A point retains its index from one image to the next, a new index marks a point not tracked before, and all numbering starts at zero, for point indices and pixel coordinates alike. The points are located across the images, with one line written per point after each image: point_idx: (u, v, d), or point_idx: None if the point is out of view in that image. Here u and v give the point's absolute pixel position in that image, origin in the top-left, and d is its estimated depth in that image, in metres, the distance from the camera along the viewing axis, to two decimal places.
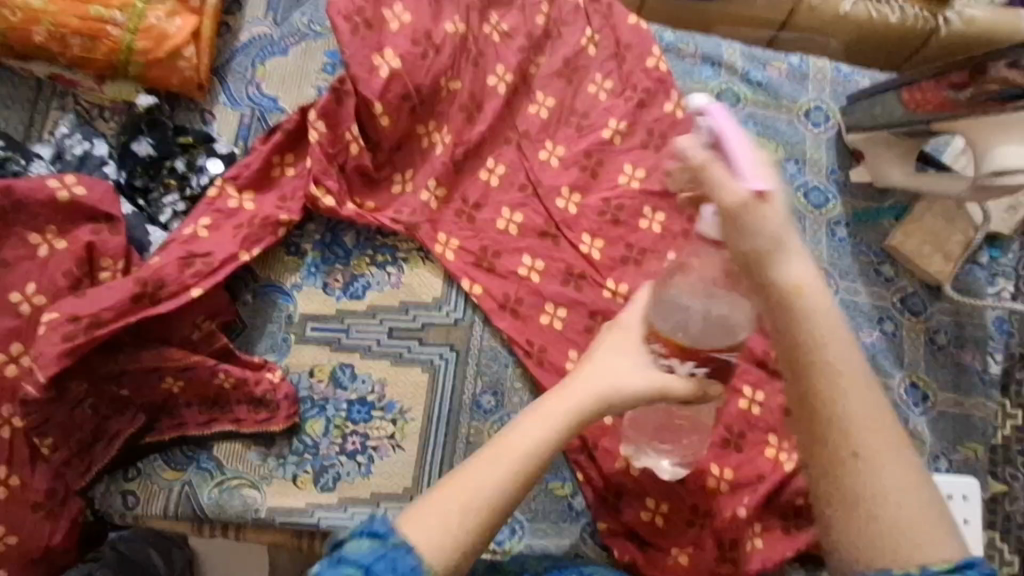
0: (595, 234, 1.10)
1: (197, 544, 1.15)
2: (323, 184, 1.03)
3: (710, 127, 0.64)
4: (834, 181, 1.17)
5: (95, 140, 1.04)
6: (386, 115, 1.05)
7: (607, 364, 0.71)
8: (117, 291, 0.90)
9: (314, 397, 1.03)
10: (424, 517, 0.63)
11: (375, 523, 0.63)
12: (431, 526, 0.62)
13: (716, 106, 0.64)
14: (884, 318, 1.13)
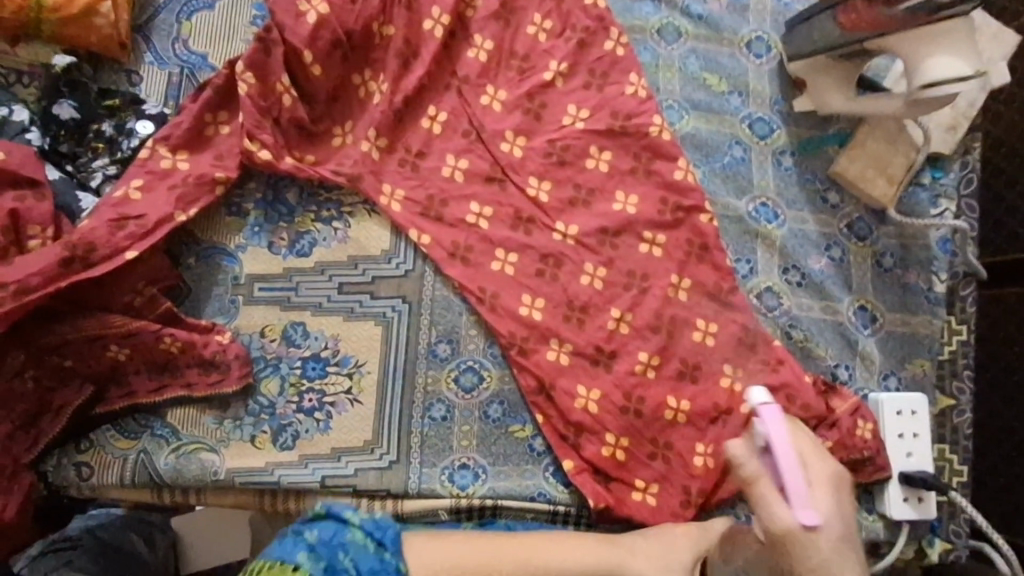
0: (542, 177, 1.10)
1: (179, 526, 1.28)
2: (257, 138, 1.00)
3: (762, 428, 0.81)
4: (777, 111, 1.17)
5: (15, 105, 0.99)
6: (316, 64, 1.02)
7: (662, 549, 0.91)
8: (47, 257, 0.87)
9: (267, 356, 1.02)
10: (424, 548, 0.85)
11: (385, 535, 0.84)
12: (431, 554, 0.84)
13: (768, 413, 0.81)
14: (832, 244, 1.15)
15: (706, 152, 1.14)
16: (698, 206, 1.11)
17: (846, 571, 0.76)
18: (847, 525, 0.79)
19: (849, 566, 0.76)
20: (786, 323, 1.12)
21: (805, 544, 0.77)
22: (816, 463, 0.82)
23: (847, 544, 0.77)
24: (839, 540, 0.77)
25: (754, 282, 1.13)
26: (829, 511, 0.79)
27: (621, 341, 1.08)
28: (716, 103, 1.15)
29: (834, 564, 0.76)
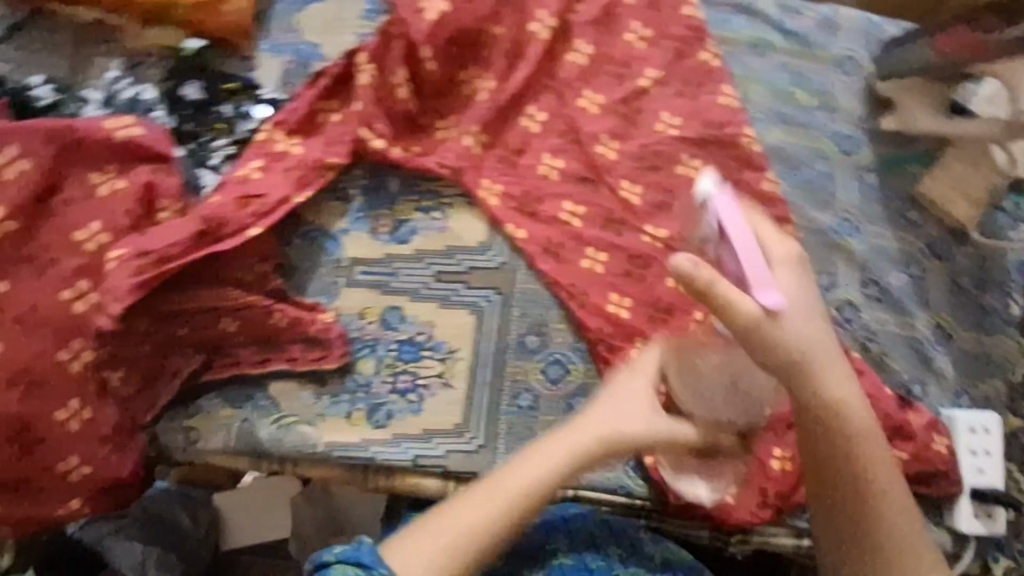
0: (634, 180, 1.13)
1: (220, 501, 1.30)
2: (373, 127, 1.05)
3: (715, 218, 0.73)
4: (862, 129, 1.20)
5: (144, 84, 1.03)
6: (434, 60, 1.08)
7: (619, 410, 0.89)
8: (183, 229, 0.92)
9: (365, 337, 1.06)
10: (406, 548, 0.76)
11: (361, 552, 0.74)
12: (416, 555, 0.76)
13: (719, 198, 0.72)
14: (911, 261, 1.18)
15: (793, 165, 1.16)
16: (785, 216, 1.13)
17: (819, 349, 0.73)
18: (804, 280, 0.74)
19: (808, 323, 0.72)
20: (863, 336, 1.15)
21: (771, 314, 0.70)
22: (770, 238, 0.75)
23: (803, 299, 0.73)
24: (797, 307, 0.72)
25: (834, 294, 1.15)
26: (783, 279, 0.73)
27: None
28: (804, 116, 1.18)
29: (806, 343, 0.72)
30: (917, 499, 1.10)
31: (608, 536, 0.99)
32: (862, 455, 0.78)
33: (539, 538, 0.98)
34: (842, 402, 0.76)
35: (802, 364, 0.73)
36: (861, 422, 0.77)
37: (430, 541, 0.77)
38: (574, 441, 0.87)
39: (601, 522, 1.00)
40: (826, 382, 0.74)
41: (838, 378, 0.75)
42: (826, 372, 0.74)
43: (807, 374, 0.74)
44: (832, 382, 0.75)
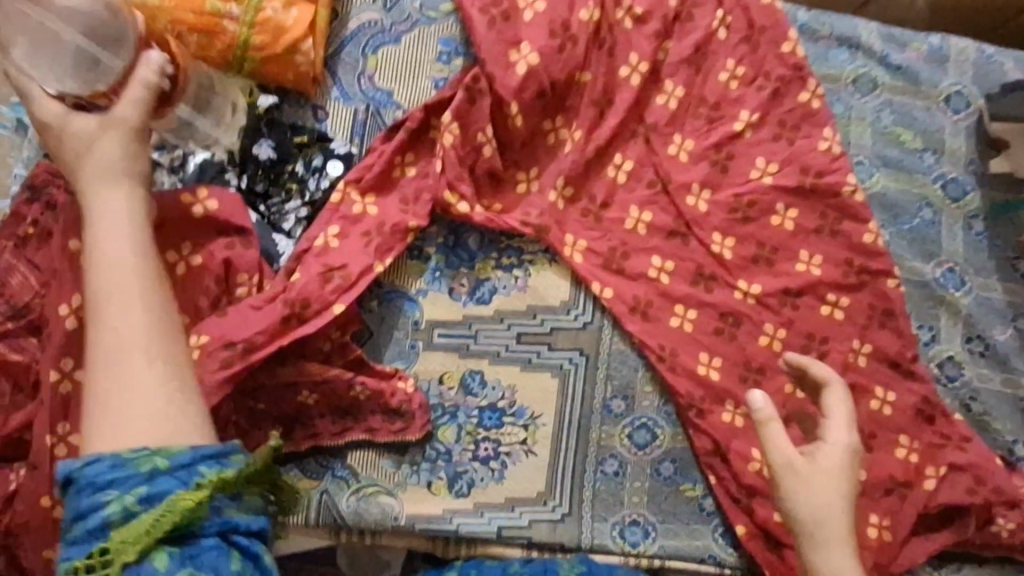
0: (725, 233, 1.06)
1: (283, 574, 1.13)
2: (457, 189, 0.99)
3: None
4: (971, 172, 1.12)
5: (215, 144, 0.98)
6: (520, 115, 1.01)
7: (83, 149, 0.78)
8: (266, 315, 0.88)
9: (445, 403, 1.02)
10: (106, 438, 0.69)
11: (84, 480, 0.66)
12: (113, 436, 0.68)
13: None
14: (1018, 315, 1.10)
15: (897, 213, 1.10)
16: (886, 270, 1.07)
17: (835, 522, 0.85)
18: (843, 472, 0.86)
19: (825, 501, 0.85)
20: (965, 396, 1.08)
21: (803, 475, 0.85)
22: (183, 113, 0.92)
23: (833, 489, 0.85)
24: (823, 487, 0.85)
25: (935, 350, 1.09)
26: (826, 462, 0.86)
27: (798, 407, 1.04)
28: (908, 160, 1.11)
29: (825, 505, 0.85)
30: (1019, 567, 1.05)
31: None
32: None
33: None
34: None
35: (817, 525, 0.85)
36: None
37: (115, 412, 0.69)
38: (116, 210, 0.77)
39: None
40: (830, 548, 0.84)
41: (838, 551, 0.84)
42: (836, 545, 0.84)
43: (807, 526, 0.85)
44: (824, 555, 0.84)
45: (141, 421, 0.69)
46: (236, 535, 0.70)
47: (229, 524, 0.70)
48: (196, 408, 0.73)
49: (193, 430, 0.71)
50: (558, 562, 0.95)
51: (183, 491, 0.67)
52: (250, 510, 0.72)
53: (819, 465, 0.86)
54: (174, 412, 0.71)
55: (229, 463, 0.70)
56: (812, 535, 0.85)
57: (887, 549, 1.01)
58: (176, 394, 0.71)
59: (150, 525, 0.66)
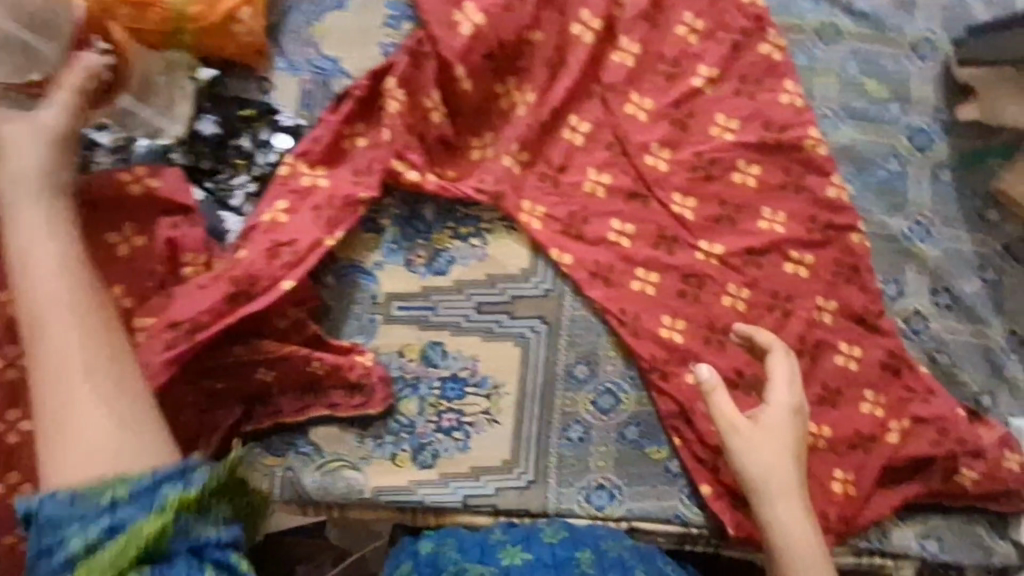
0: (687, 192, 1.04)
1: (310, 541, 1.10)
2: (406, 158, 0.97)
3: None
4: (939, 120, 1.10)
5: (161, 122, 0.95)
6: (468, 79, 1.00)
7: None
8: (209, 293, 0.85)
9: (406, 376, 1.01)
10: (59, 475, 0.60)
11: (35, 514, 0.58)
12: (67, 472, 0.60)
13: None
14: (985, 266, 1.09)
15: (865, 165, 1.08)
16: (850, 225, 1.05)
17: (780, 473, 0.88)
18: (787, 430, 0.90)
19: (770, 457, 0.88)
20: (932, 348, 1.07)
21: (747, 434, 0.90)
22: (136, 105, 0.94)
23: (776, 446, 0.89)
24: (767, 444, 0.89)
25: (903, 304, 1.08)
26: (769, 420, 0.91)
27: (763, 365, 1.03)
28: (875, 110, 1.09)
29: (770, 457, 0.88)
30: (983, 513, 1.06)
31: (639, 561, 0.88)
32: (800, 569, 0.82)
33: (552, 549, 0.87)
34: (782, 527, 0.86)
35: (766, 477, 0.88)
36: (803, 556, 0.83)
37: (68, 443, 0.61)
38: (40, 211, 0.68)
39: (633, 548, 0.91)
40: (778, 501, 0.87)
41: (786, 502, 0.87)
42: (786, 496, 0.87)
43: (755, 481, 0.88)
44: (774, 509, 0.87)
45: (97, 450, 0.61)
46: (207, 551, 0.63)
47: (199, 543, 0.62)
48: (157, 429, 0.64)
49: (160, 446, 0.63)
50: (540, 529, 0.92)
51: (145, 519, 0.59)
52: (221, 522, 0.64)
53: (761, 425, 0.90)
54: (138, 420, 0.63)
55: (195, 478, 0.63)
56: (761, 490, 0.88)
57: (855, 504, 1.00)
58: (137, 410, 0.63)
59: (114, 560, 0.58)
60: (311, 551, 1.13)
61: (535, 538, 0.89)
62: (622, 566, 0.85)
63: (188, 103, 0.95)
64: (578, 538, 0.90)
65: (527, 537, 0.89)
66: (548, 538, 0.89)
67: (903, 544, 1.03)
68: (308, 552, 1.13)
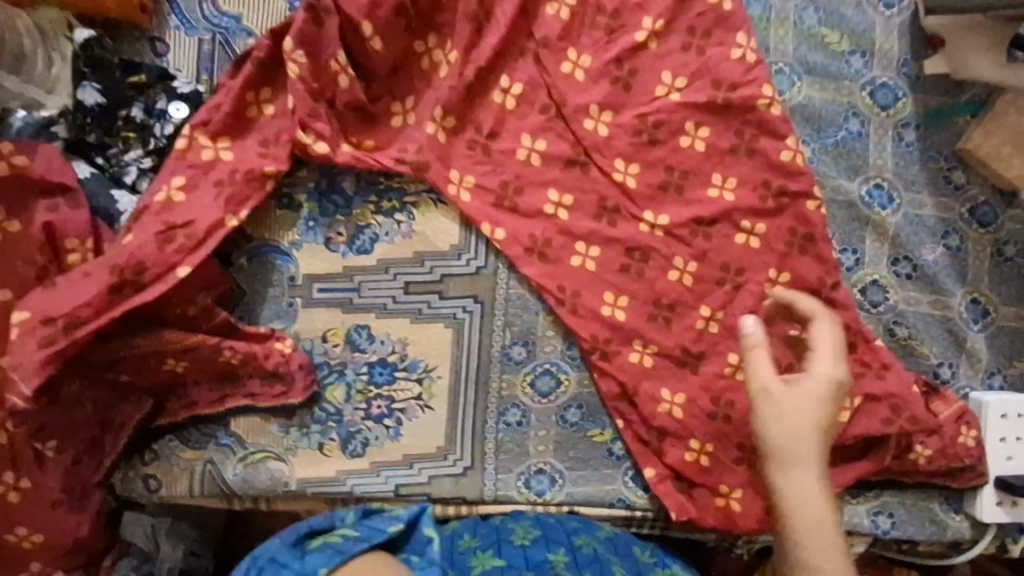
0: (629, 158, 0.97)
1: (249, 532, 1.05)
2: (312, 128, 0.89)
3: None
4: (903, 75, 1.03)
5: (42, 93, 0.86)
6: (377, 37, 0.91)
7: None
8: (92, 283, 0.80)
9: (331, 362, 0.95)
10: None
11: None
12: None
13: None
14: (949, 232, 1.03)
15: (822, 125, 1.01)
16: (807, 191, 0.98)
17: (808, 446, 0.80)
18: (823, 400, 0.82)
19: (801, 430, 0.80)
20: (890, 320, 1.02)
21: (782, 403, 0.81)
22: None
23: (809, 418, 0.81)
24: (801, 414, 0.81)
25: (859, 274, 1.02)
26: (807, 388, 0.82)
27: (711, 343, 0.98)
28: (834, 65, 1.02)
29: (800, 425, 0.80)
30: (936, 487, 1.03)
31: (613, 554, 0.87)
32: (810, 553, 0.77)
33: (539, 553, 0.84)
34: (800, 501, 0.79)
35: (791, 448, 0.80)
36: (818, 536, 0.77)
37: None
38: None
39: (606, 541, 0.90)
40: (802, 475, 0.80)
41: (806, 478, 0.80)
42: (809, 470, 0.80)
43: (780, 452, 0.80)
44: (793, 483, 0.80)
45: None
46: None
47: None
48: None
49: None
50: (511, 530, 0.89)
51: None
52: None
53: (797, 390, 0.82)
54: None
55: None
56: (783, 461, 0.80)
57: None
58: None
59: None
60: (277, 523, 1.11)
61: (505, 541, 0.86)
62: (597, 562, 0.84)
63: (67, 68, 0.87)
64: (552, 535, 0.88)
65: (498, 540, 0.86)
66: (518, 540, 0.86)
67: (853, 521, 1.00)
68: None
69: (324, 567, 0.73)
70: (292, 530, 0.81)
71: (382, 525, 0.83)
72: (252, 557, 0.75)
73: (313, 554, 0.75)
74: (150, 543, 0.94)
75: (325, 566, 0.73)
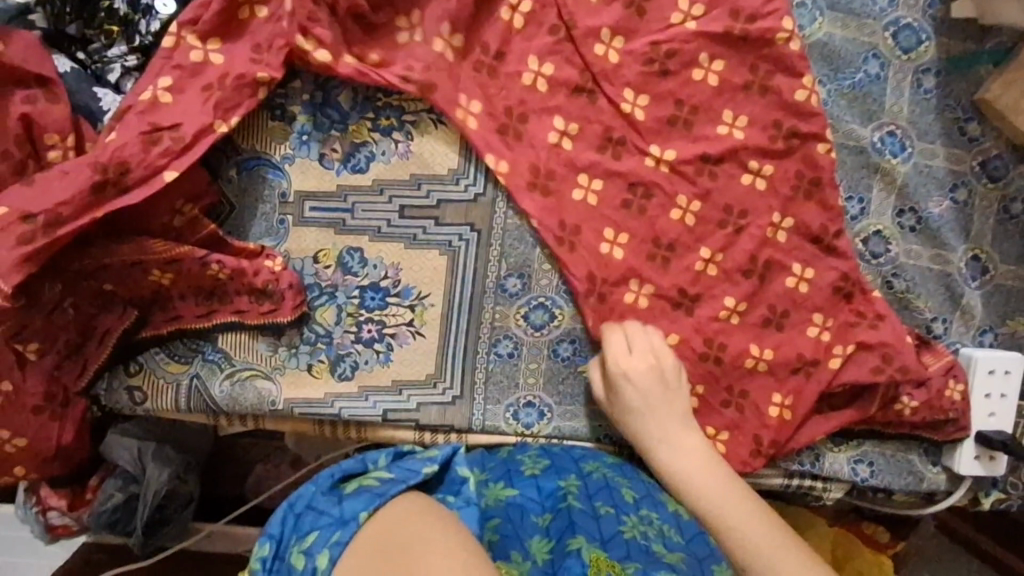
0: (639, 89, 0.94)
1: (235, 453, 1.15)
2: (311, 33, 0.86)
3: None
4: (929, 17, 0.99)
5: None
6: None
7: None
8: (74, 181, 0.77)
9: (322, 283, 0.93)
10: None
11: None
12: None
13: None
14: (958, 185, 1.01)
15: (839, 66, 0.98)
16: (816, 134, 0.95)
17: (658, 421, 0.89)
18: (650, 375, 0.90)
19: (641, 415, 0.89)
20: (888, 272, 1.01)
21: (617, 400, 0.90)
22: None
23: (643, 394, 0.89)
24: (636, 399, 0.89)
25: (863, 224, 1.00)
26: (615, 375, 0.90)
27: (710, 284, 0.96)
28: (859, 2, 0.98)
29: (646, 410, 0.89)
30: (918, 439, 1.04)
31: (622, 478, 0.87)
32: (702, 503, 0.85)
33: (551, 483, 0.84)
34: (697, 487, 0.86)
35: (645, 437, 0.89)
36: (722, 506, 0.84)
37: None
38: None
39: (616, 466, 0.90)
40: (666, 446, 0.88)
41: (671, 446, 0.88)
42: (669, 438, 0.89)
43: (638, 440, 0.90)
44: (664, 458, 0.88)
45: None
46: None
47: None
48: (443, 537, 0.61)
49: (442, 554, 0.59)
50: (520, 461, 0.88)
51: None
52: None
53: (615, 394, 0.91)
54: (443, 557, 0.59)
55: None
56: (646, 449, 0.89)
57: (788, 430, 0.96)
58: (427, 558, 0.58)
59: None
60: (268, 451, 1.22)
61: (515, 472, 0.86)
62: (607, 487, 0.84)
63: None
64: (559, 464, 0.88)
65: (507, 472, 0.86)
66: (527, 470, 0.86)
67: (833, 468, 1.01)
68: (264, 451, 1.22)
69: (364, 511, 0.65)
70: (326, 475, 0.74)
71: (416, 466, 0.77)
72: (289, 502, 0.70)
73: (352, 499, 0.68)
74: (137, 465, 1.01)
75: (366, 509, 0.66)
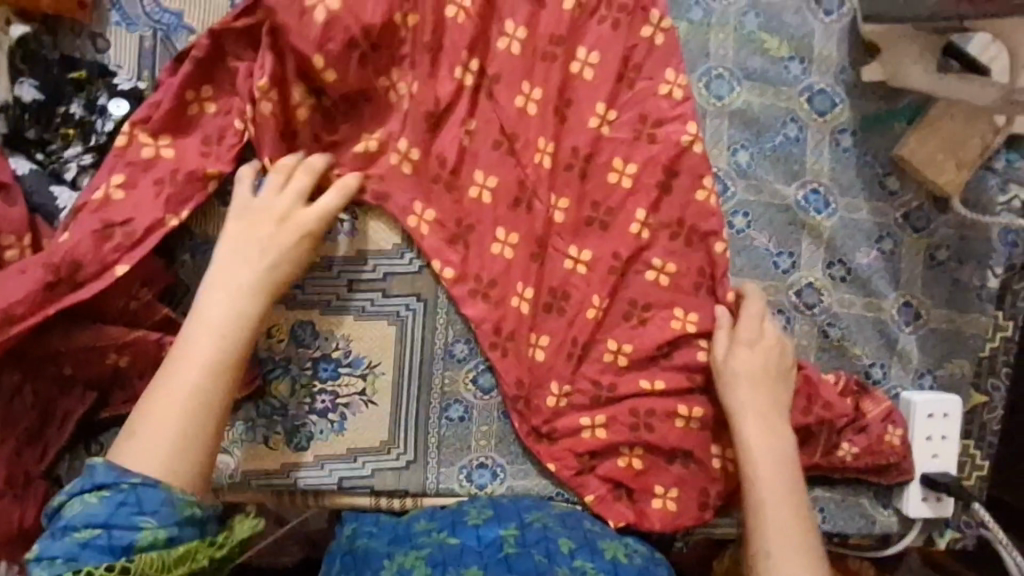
0: (562, 193, 0.99)
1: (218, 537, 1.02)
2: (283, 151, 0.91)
3: None
4: (841, 82, 1.05)
5: None
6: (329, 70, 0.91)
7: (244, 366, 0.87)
8: (29, 279, 0.82)
9: (275, 357, 0.96)
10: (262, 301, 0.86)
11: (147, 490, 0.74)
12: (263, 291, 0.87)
13: None
14: (883, 235, 1.05)
15: (760, 130, 1.04)
16: None
17: (772, 443, 0.92)
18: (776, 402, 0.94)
19: (760, 434, 0.92)
20: (824, 321, 1.05)
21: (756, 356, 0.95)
22: None
23: (772, 417, 0.93)
24: (767, 414, 0.93)
25: (795, 277, 1.04)
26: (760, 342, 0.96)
27: (618, 376, 0.98)
28: (773, 70, 1.04)
29: (768, 429, 0.92)
30: (868, 483, 1.06)
31: (563, 529, 0.88)
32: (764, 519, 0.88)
33: (491, 534, 0.86)
34: (765, 501, 0.89)
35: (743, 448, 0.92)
36: (783, 524, 0.88)
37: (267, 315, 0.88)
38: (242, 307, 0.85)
39: (558, 515, 0.92)
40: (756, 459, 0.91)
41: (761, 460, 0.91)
42: (763, 456, 0.91)
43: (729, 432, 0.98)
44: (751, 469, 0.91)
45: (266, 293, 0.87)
46: None
47: None
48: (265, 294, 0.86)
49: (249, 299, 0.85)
50: (466, 511, 0.91)
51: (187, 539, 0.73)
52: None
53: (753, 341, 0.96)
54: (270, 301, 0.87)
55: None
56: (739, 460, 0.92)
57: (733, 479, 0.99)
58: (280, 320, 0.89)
59: None
60: None
61: (460, 522, 0.88)
62: (545, 538, 0.86)
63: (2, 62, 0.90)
64: (504, 514, 0.90)
65: (453, 522, 0.88)
66: (471, 520, 0.89)
67: None
68: None
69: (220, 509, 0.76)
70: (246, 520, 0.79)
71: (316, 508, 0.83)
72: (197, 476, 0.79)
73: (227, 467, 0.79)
74: None
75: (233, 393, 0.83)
